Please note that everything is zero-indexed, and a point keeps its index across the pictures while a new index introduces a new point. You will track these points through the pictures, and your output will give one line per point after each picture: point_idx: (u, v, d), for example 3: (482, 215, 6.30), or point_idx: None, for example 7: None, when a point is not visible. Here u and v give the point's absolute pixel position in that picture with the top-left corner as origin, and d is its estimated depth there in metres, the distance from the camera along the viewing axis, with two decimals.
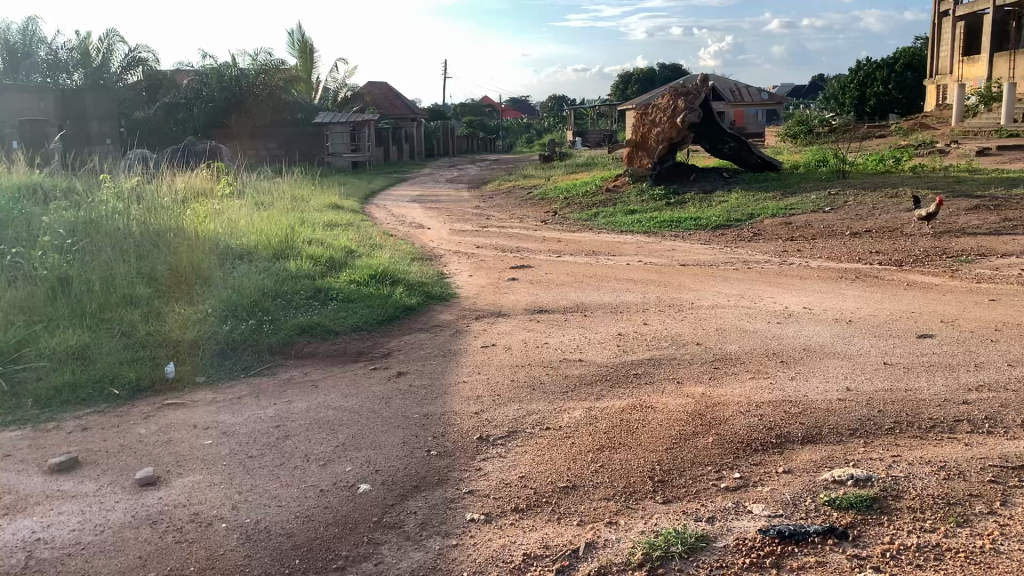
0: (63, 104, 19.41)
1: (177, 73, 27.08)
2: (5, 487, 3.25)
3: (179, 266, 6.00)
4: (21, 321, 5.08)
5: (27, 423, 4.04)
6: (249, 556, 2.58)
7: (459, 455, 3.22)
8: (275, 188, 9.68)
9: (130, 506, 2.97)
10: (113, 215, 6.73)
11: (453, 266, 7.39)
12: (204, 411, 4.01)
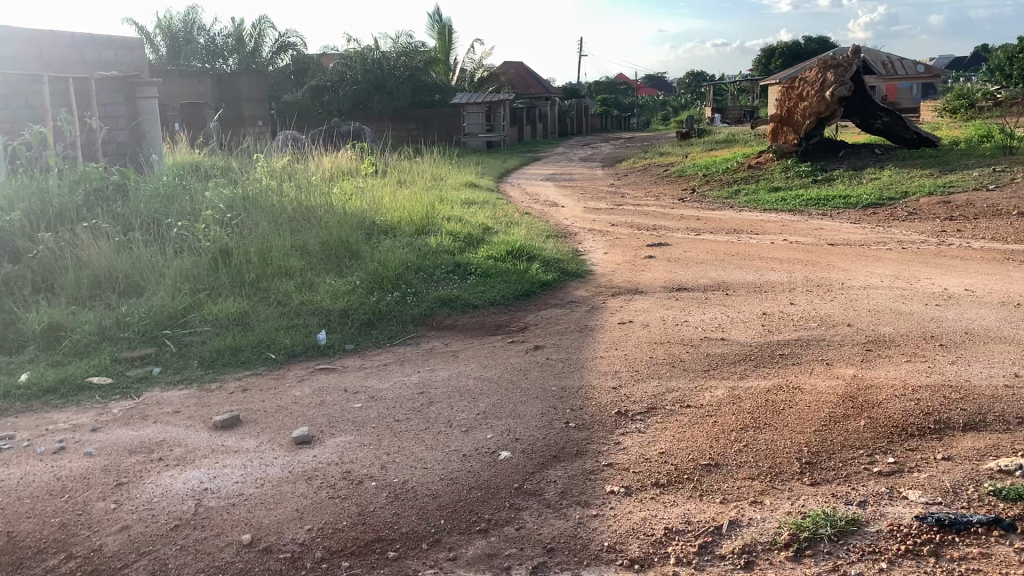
0: (220, 88, 20.61)
1: (322, 56, 28.17)
2: (177, 439, 3.52)
3: (327, 240, 6.28)
4: (187, 290, 5.46)
5: (194, 383, 4.36)
6: (396, 514, 2.70)
7: (598, 428, 3.23)
8: (416, 165, 9.93)
9: (287, 462, 3.16)
10: (268, 192, 7.12)
11: (590, 243, 7.39)
12: (353, 376, 4.21)
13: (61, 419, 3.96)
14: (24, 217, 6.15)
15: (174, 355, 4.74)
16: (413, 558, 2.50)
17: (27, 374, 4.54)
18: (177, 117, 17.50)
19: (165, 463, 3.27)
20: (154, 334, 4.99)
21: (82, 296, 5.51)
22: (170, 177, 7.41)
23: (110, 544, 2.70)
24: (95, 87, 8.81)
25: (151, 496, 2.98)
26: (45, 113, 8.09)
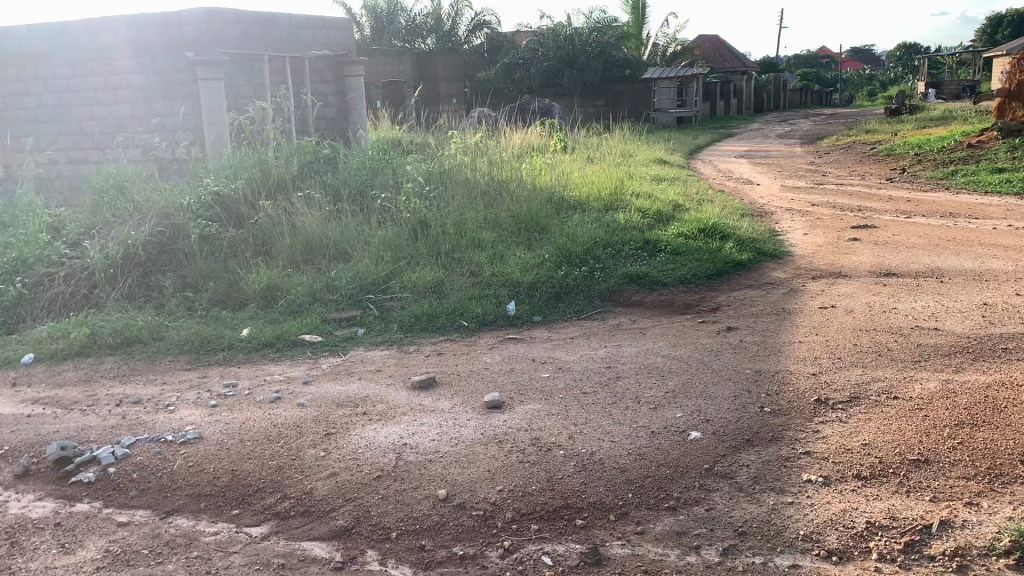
0: (418, 66, 21.44)
1: (516, 34, 28.60)
2: (379, 396, 3.74)
3: (519, 213, 6.40)
4: (389, 258, 5.76)
5: (393, 344, 4.61)
6: (585, 484, 2.73)
7: (795, 415, 3.12)
8: (608, 140, 9.89)
9: (480, 425, 3.27)
10: (464, 165, 7.34)
11: (787, 223, 7.09)
12: (542, 347, 4.29)
13: (276, 371, 4.32)
14: (247, 186, 6.71)
15: (375, 319, 5.03)
16: (601, 528, 2.53)
17: (248, 330, 4.97)
18: (379, 94, 18.40)
19: (368, 417, 3.49)
20: (358, 299, 5.32)
21: (295, 261, 5.95)
22: (375, 151, 7.82)
23: (320, 488, 2.93)
24: (308, 65, 9.44)
25: (356, 446, 3.19)
26: (266, 90, 8.76)
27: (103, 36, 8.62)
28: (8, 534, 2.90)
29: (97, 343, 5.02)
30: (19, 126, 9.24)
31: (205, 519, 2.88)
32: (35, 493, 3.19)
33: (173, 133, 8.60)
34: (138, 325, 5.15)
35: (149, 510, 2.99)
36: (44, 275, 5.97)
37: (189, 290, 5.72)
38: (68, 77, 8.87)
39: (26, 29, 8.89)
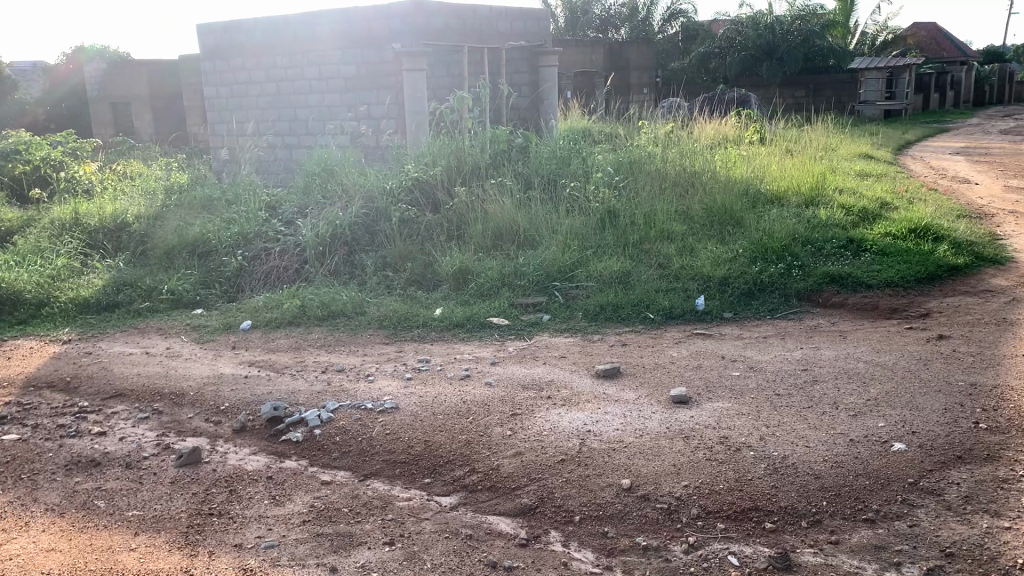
0: (611, 55, 21.39)
1: (712, 22, 27.89)
2: (564, 381, 3.79)
3: (711, 206, 6.26)
4: (577, 246, 5.82)
5: (579, 332, 4.66)
6: (776, 486, 2.65)
7: (1016, 435, 2.87)
8: (808, 132, 9.45)
9: (666, 418, 3.25)
10: (656, 154, 7.25)
11: (1011, 227, 6.50)
12: (732, 345, 4.18)
13: (466, 350, 4.48)
14: (444, 173, 6.99)
15: (562, 306, 5.10)
16: (791, 534, 2.46)
17: (441, 310, 5.19)
18: (570, 84, 18.55)
19: (553, 401, 3.55)
20: (545, 286, 5.41)
21: (487, 246, 6.14)
22: (566, 140, 7.89)
23: (506, 466, 3.01)
24: (505, 56, 9.65)
25: (542, 429, 3.25)
26: (465, 79, 9.06)
27: (319, 29, 9.22)
28: (228, 482, 3.19)
29: (305, 314, 5.41)
30: (243, 112, 10.07)
31: (399, 485, 3.05)
32: (251, 447, 3.50)
33: (377, 121, 9.07)
34: (342, 300, 5.50)
35: (349, 472, 3.19)
36: (262, 250, 6.54)
37: (388, 270, 6.04)
38: (287, 66, 9.56)
39: (252, 22, 9.66)
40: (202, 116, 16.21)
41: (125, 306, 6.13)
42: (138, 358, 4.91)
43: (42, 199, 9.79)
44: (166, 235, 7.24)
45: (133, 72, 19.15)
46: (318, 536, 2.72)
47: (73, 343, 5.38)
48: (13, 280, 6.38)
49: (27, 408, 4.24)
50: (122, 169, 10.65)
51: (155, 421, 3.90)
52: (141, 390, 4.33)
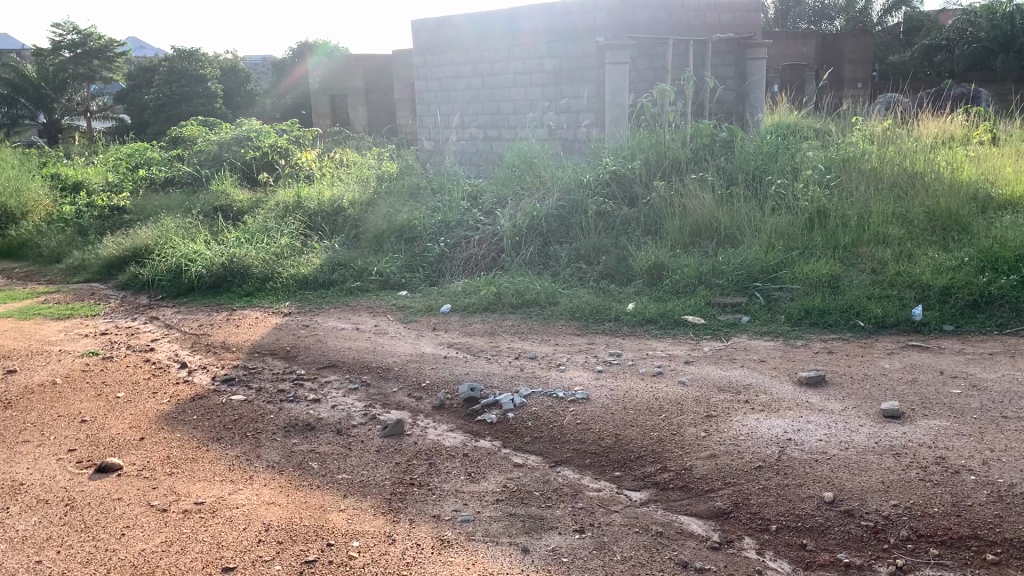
0: (823, 48, 20.36)
1: (941, 13, 25.91)
2: (763, 387, 3.66)
3: (933, 208, 5.81)
4: (780, 247, 5.60)
5: (780, 336, 4.49)
6: (1001, 516, 2.44)
7: None
8: None
9: (875, 433, 3.07)
10: (872, 152, 6.81)
11: None
12: (952, 360, 3.88)
13: (660, 347, 4.44)
14: (644, 166, 6.94)
15: (761, 308, 4.94)
16: (1016, 570, 2.28)
17: (635, 304, 5.17)
18: (778, 78, 17.84)
19: (751, 406, 3.44)
20: (745, 286, 5.26)
21: (685, 242, 6.04)
22: (773, 136, 7.59)
23: (700, 467, 2.96)
24: (711, 48, 9.41)
25: (738, 433, 3.17)
26: (668, 73, 8.93)
27: (527, 24, 9.42)
28: (427, 455, 3.35)
29: (501, 301, 5.57)
30: (449, 105, 10.48)
31: (590, 475, 3.08)
32: (448, 424, 3.66)
33: (578, 114, 9.12)
34: (536, 289, 5.61)
35: (541, 457, 3.26)
36: (463, 238, 6.80)
37: (582, 262, 6.10)
38: (493, 61, 9.85)
39: (462, 19, 10.01)
40: (412, 109, 17.06)
41: (338, 285, 6.58)
42: (348, 333, 5.25)
43: (269, 183, 10.69)
44: (376, 220, 7.68)
45: (351, 67, 20.45)
46: (511, 516, 2.80)
47: (292, 316, 5.84)
48: (243, 255, 7.00)
49: (253, 372, 4.65)
50: (339, 156, 11.41)
51: (362, 393, 4.16)
52: (351, 362, 4.63)
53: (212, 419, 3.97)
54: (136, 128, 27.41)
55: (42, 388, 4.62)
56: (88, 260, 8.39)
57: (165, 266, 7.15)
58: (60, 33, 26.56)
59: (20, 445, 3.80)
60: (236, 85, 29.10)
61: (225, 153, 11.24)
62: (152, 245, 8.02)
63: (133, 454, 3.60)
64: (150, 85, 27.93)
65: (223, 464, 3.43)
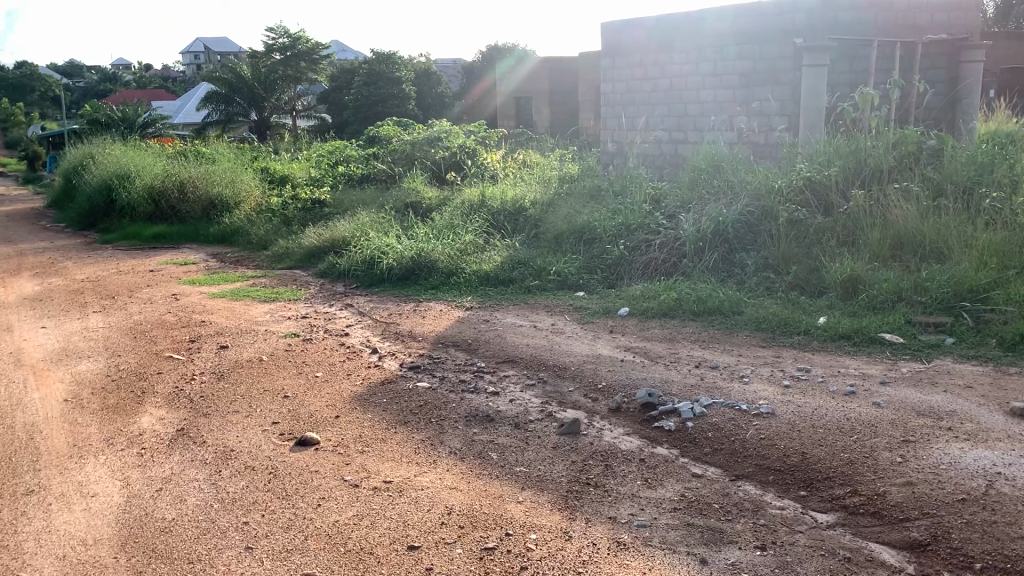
0: None
1: None
2: (970, 415, 3.40)
3: None
4: (994, 264, 5.17)
5: (989, 361, 4.15)
6: None
7: None
8: None
9: None
10: None
11: None
12: None
13: (852, 365, 4.22)
14: (841, 174, 6.60)
15: (970, 330, 4.59)
16: None
17: (825, 318, 4.94)
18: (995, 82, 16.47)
19: (955, 434, 3.20)
20: (950, 305, 4.90)
21: (883, 256, 5.71)
22: (989, 144, 7.02)
23: (894, 494, 2.80)
24: (920, 50, 8.82)
25: (939, 462, 2.96)
26: (871, 76, 8.45)
27: (722, 24, 9.22)
28: (604, 457, 3.36)
29: (682, 307, 5.49)
30: (636, 107, 10.42)
31: (772, 492, 2.98)
32: (626, 428, 3.65)
33: (770, 118, 8.82)
34: (720, 296, 5.48)
35: (721, 470, 3.19)
36: (644, 241, 6.75)
37: (769, 272, 5.92)
38: (683, 63, 9.70)
39: (653, 20, 9.93)
40: (597, 111, 17.19)
41: (518, 283, 6.71)
42: (527, 330, 5.36)
43: (456, 182, 11.07)
44: (557, 221, 7.78)
45: (537, 70, 20.92)
46: (689, 525, 2.76)
47: (474, 310, 6.02)
48: (431, 250, 7.30)
49: (438, 361, 4.85)
50: (522, 157, 11.63)
51: (540, 389, 4.23)
52: (529, 359, 4.73)
53: (400, 403, 4.17)
54: (337, 127, 29.21)
55: (250, 364, 5.03)
56: (292, 249, 9.05)
57: (360, 257, 7.58)
58: (273, 37, 28.67)
59: (231, 414, 4.16)
60: (428, 87, 30.23)
61: (417, 152, 11.84)
62: (348, 237, 8.52)
63: (329, 430, 3.85)
64: (349, 86, 29.62)
65: (409, 446, 3.60)
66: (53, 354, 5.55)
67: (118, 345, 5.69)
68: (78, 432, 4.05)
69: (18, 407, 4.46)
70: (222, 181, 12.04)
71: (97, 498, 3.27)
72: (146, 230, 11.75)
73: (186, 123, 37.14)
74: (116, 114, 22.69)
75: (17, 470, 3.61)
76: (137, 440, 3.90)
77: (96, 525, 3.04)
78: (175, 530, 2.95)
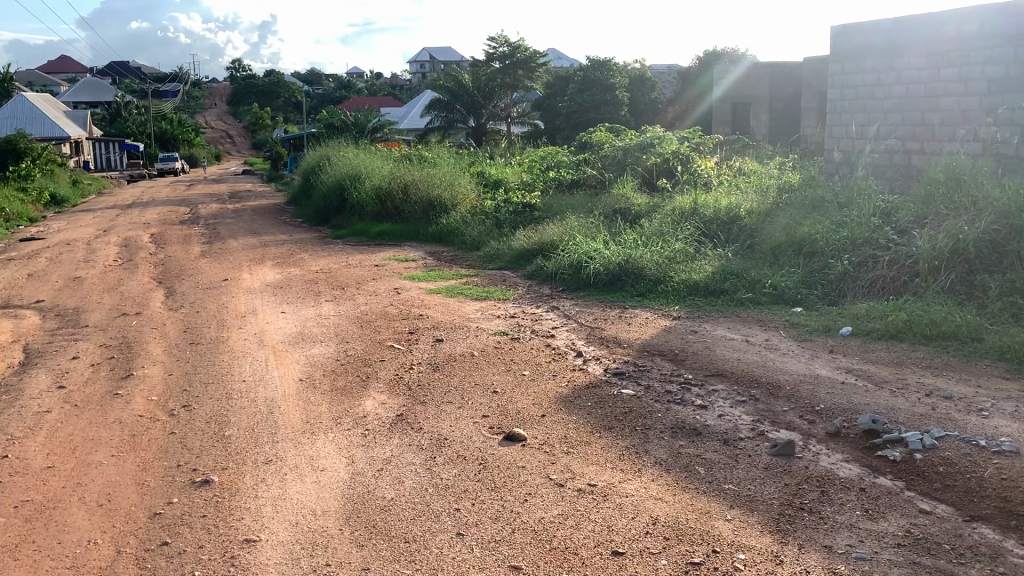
0: None
1: None
2: None
3: None
4: None
5: None
6: None
7: None
8: None
9: None
10: None
11: None
12: None
13: None
14: None
15: None
16: None
17: None
18: None
19: None
20: None
21: None
22: None
23: None
24: None
25: None
26: None
27: (972, 25, 8.48)
28: (820, 482, 3.20)
29: (911, 330, 5.11)
30: (866, 115, 9.83)
31: (1014, 538, 2.70)
32: (844, 455, 3.45)
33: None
34: (956, 321, 5.05)
35: (953, 508, 2.93)
36: (871, 258, 6.36)
37: (1016, 296, 5.38)
38: (921, 67, 9.05)
39: (891, 23, 9.35)
40: (821, 119, 16.40)
41: (729, 294, 6.53)
42: (739, 344, 5.20)
43: (667, 189, 10.94)
44: (774, 232, 7.49)
45: (759, 74, 20.34)
46: (914, 564, 2.57)
47: (683, 320, 5.93)
48: (640, 256, 7.27)
49: (643, 369, 4.82)
50: (738, 164, 11.28)
51: (751, 407, 4.09)
52: (740, 374, 4.58)
53: (605, 408, 4.18)
54: (549, 133, 29.85)
55: (463, 358, 5.25)
56: (503, 251, 9.34)
57: (568, 261, 7.69)
58: (494, 46, 29.81)
59: (445, 404, 4.36)
60: (642, 93, 30.43)
61: (629, 157, 11.81)
62: (557, 241, 8.66)
63: (535, 428, 3.94)
64: (564, 93, 30.16)
65: (614, 452, 3.60)
66: (291, 336, 6.07)
67: (345, 332, 6.13)
68: (310, 410, 4.41)
69: (261, 382, 4.92)
70: (441, 184, 12.63)
71: (326, 473, 3.55)
72: (372, 228, 12.57)
73: (410, 129, 39.36)
74: (350, 119, 24.46)
75: (259, 440, 3.98)
76: (361, 421, 4.19)
77: (324, 497, 3.29)
78: (393, 509, 3.14)
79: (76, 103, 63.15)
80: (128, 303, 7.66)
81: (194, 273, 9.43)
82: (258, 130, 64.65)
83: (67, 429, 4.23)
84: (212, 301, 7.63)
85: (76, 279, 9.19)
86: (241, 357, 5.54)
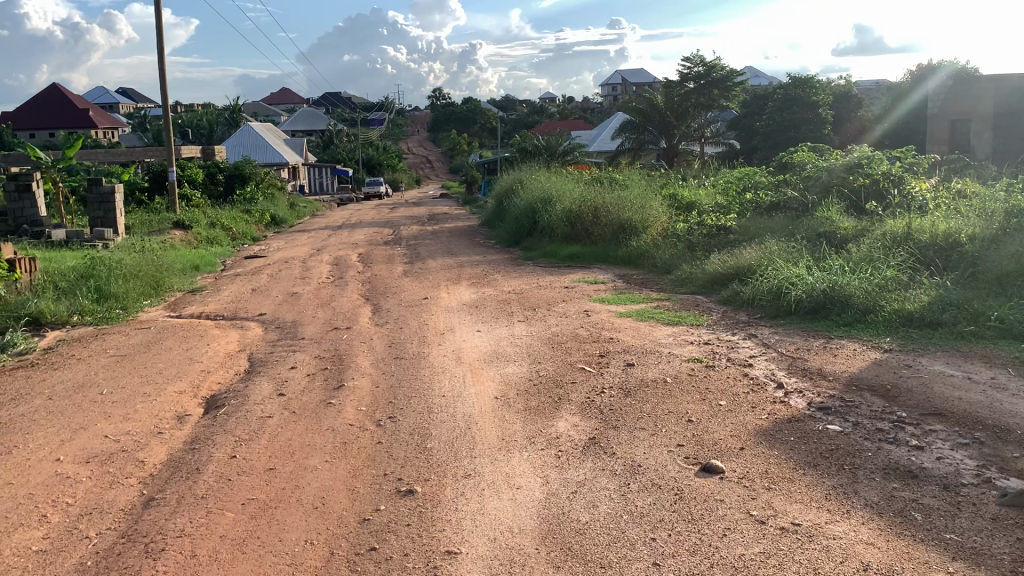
0: None
1: None
2: None
3: None
4: None
5: None
6: None
7: None
8: None
9: None
10: None
11: None
12: None
13: None
14: None
15: None
16: None
17: None
18: None
19: None
20: None
21: None
22: None
23: None
24: None
25: None
26: None
27: None
28: None
29: None
30: None
31: None
32: None
33: None
34: None
35: None
36: None
37: None
38: None
39: None
40: None
41: (948, 326, 6.05)
42: (960, 381, 4.80)
43: (877, 212, 10.31)
44: (1001, 260, 6.88)
45: (981, 89, 19.00)
46: None
47: (895, 353, 5.56)
48: (847, 284, 6.89)
49: (851, 405, 4.54)
50: (958, 185, 10.42)
51: (975, 451, 3.75)
52: (962, 415, 4.21)
53: (809, 445, 3.98)
54: (747, 154, 29.16)
55: (655, 384, 5.19)
56: (696, 275, 9.16)
57: (767, 287, 7.43)
58: (690, 65, 29.48)
59: (637, 430, 4.33)
60: (847, 110, 29.63)
61: (833, 179, 11.25)
62: (755, 265, 8.39)
63: (733, 461, 3.82)
64: (761, 113, 29.35)
65: (820, 491, 3.43)
66: (486, 355, 6.26)
67: (538, 352, 6.23)
68: (506, 428, 4.51)
69: (460, 398, 5.09)
70: (634, 207, 12.59)
71: (522, 491, 3.62)
72: (563, 249, 12.74)
73: (602, 151, 39.69)
74: (542, 143, 24.95)
75: (458, 454, 4.13)
76: (554, 442, 4.24)
77: (521, 515, 3.36)
78: (589, 533, 3.15)
79: (296, 131, 68.76)
80: (339, 319, 8.20)
81: (398, 291, 9.96)
82: (457, 155, 67.63)
83: (287, 433, 4.59)
84: (414, 318, 8.03)
85: (294, 295, 9.97)
86: (441, 372, 5.78)
